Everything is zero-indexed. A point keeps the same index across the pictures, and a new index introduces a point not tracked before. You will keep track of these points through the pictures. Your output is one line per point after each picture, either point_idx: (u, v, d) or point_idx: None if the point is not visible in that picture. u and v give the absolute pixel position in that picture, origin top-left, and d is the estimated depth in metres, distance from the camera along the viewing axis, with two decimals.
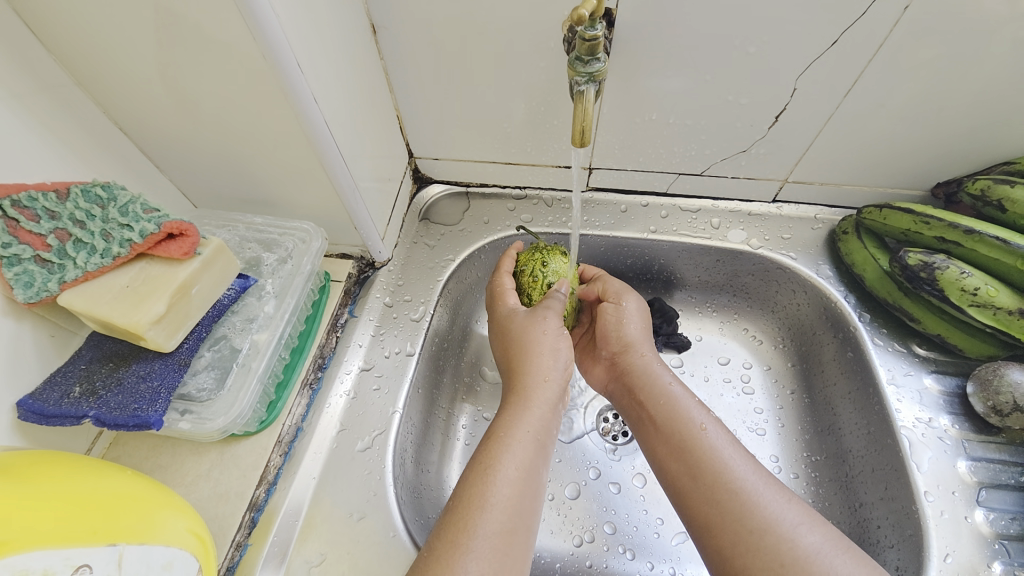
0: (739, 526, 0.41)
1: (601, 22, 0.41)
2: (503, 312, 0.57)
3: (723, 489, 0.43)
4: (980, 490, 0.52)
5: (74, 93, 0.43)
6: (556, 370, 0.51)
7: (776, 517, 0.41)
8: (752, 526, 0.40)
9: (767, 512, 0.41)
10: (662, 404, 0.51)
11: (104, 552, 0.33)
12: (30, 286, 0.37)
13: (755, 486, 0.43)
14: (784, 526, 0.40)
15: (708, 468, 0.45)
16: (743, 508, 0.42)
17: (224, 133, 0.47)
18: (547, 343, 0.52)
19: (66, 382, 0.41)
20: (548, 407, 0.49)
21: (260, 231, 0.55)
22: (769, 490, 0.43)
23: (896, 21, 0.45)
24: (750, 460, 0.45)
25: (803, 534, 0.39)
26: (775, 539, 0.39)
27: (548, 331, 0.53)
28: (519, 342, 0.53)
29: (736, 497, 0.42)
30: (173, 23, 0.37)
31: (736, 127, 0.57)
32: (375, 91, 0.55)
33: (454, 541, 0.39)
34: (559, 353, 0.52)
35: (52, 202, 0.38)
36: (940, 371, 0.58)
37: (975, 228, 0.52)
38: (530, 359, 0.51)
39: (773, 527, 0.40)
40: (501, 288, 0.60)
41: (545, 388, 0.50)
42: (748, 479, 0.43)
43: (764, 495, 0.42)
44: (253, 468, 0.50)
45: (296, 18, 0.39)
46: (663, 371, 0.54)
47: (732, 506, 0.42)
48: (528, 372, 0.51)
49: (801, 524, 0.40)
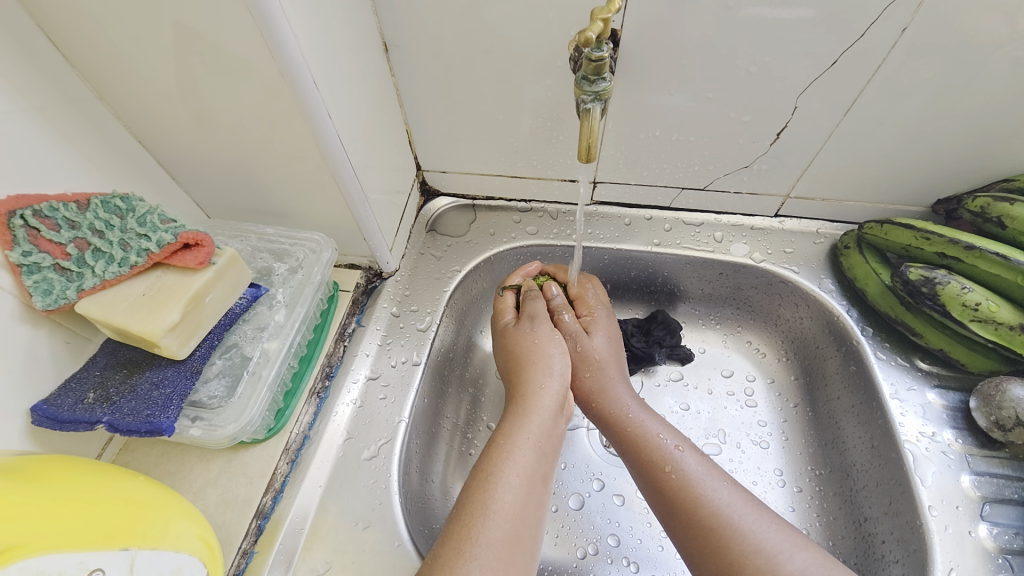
0: (721, 557, 0.41)
1: (607, 43, 0.43)
2: (500, 329, 0.60)
3: (700, 522, 0.43)
4: (984, 505, 0.52)
5: (96, 107, 0.45)
6: (552, 378, 0.52)
7: (757, 546, 0.41)
8: (731, 560, 0.41)
9: (747, 543, 0.41)
10: (634, 433, 0.51)
11: (117, 557, 0.34)
12: (49, 293, 0.38)
13: (734, 516, 0.43)
14: (765, 555, 0.40)
15: (682, 502, 0.45)
16: (725, 538, 0.42)
17: (239, 146, 0.48)
18: (542, 350, 0.54)
19: (80, 389, 0.42)
20: (548, 415, 0.50)
21: (272, 241, 0.56)
22: (750, 519, 0.43)
23: (894, 43, 0.46)
24: (732, 486, 0.46)
25: (783, 562, 0.39)
26: (755, 570, 0.40)
27: (540, 338, 0.55)
28: (521, 354, 0.55)
29: (714, 532, 0.42)
30: (198, 43, 0.38)
31: (739, 143, 0.58)
32: (386, 105, 0.57)
33: (458, 548, 0.39)
34: (554, 360, 0.53)
35: (73, 212, 0.40)
36: (943, 386, 0.58)
37: (976, 244, 0.52)
38: (530, 368, 0.53)
39: (753, 558, 0.40)
40: (502, 305, 0.62)
41: (543, 396, 0.50)
42: (726, 511, 0.43)
43: (744, 525, 0.42)
44: (260, 476, 0.50)
45: (314, 37, 0.41)
46: (625, 398, 0.54)
47: (711, 538, 0.42)
48: (527, 383, 0.52)
49: (782, 553, 0.40)
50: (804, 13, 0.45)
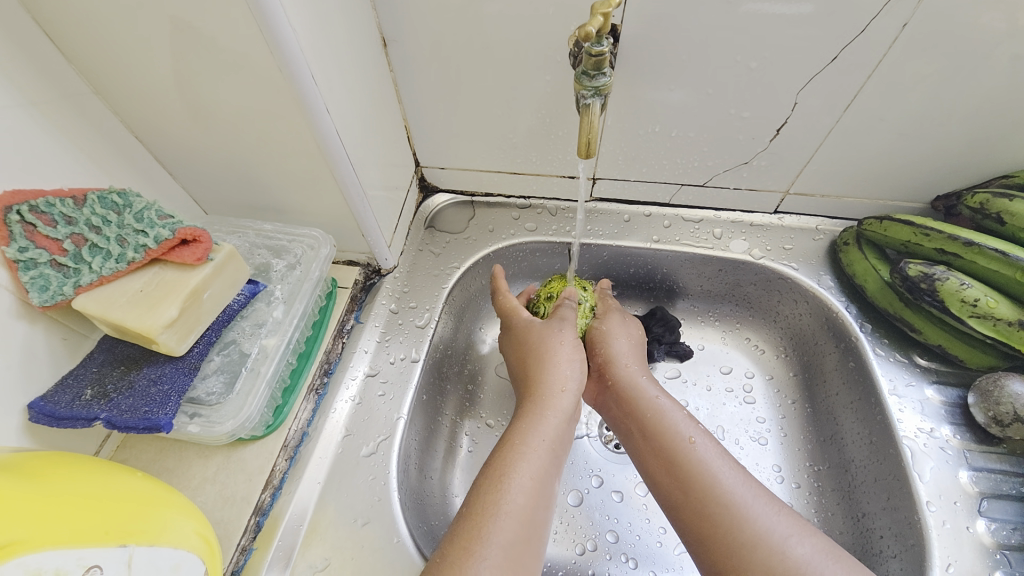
0: (730, 538, 0.41)
1: (607, 38, 0.42)
2: (517, 325, 0.59)
3: (712, 502, 0.43)
4: (981, 501, 0.52)
5: (92, 102, 0.44)
6: (571, 381, 0.52)
7: (768, 528, 0.41)
8: (742, 540, 0.41)
9: (757, 525, 0.41)
10: (650, 411, 0.51)
11: (115, 553, 0.34)
12: (45, 289, 0.38)
13: (744, 498, 0.43)
14: (775, 537, 0.40)
15: (694, 484, 0.45)
16: (734, 520, 0.42)
17: (238, 141, 0.48)
18: (564, 353, 0.54)
19: (78, 385, 0.42)
20: (563, 416, 0.50)
21: (270, 237, 0.56)
22: (760, 502, 0.43)
23: (894, 38, 0.46)
24: (740, 471, 0.46)
25: (794, 544, 0.40)
26: (765, 552, 0.40)
27: (566, 342, 0.55)
28: (539, 350, 0.55)
29: (726, 510, 0.43)
30: (195, 38, 0.38)
31: (738, 140, 0.58)
32: (384, 101, 0.56)
33: (467, 547, 0.39)
34: (574, 365, 0.53)
35: (69, 208, 0.40)
36: (941, 382, 0.58)
37: (975, 240, 0.52)
38: (546, 367, 0.53)
39: (763, 540, 0.40)
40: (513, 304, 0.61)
41: (562, 398, 0.51)
42: (736, 492, 0.43)
43: (754, 507, 0.42)
44: (259, 472, 0.50)
45: (312, 32, 0.41)
46: (647, 383, 0.54)
47: (720, 519, 0.42)
48: (542, 381, 0.52)
49: (792, 536, 0.41)
50: (803, 9, 0.45)
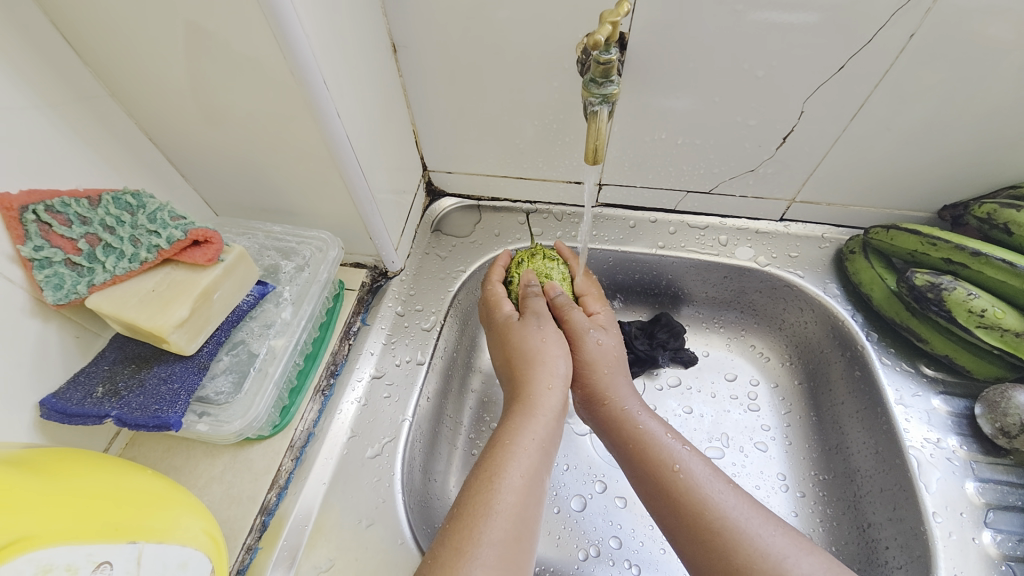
0: (725, 564, 0.41)
1: (615, 46, 0.43)
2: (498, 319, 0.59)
3: (706, 525, 0.43)
4: (988, 512, 0.52)
5: (108, 104, 0.45)
6: (557, 379, 0.52)
7: (764, 550, 0.41)
8: (738, 564, 0.41)
9: (753, 547, 0.41)
10: (639, 433, 0.51)
11: (124, 550, 0.34)
12: (59, 288, 0.39)
13: (739, 521, 0.43)
14: (771, 560, 0.40)
15: (688, 505, 0.45)
16: (730, 542, 0.42)
17: (248, 143, 0.48)
18: (549, 351, 0.54)
19: (89, 382, 0.42)
20: (552, 416, 0.50)
21: (279, 240, 0.57)
22: (756, 523, 0.43)
23: (902, 48, 0.46)
24: (735, 490, 0.46)
25: (790, 567, 0.39)
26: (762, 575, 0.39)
27: (546, 338, 0.54)
28: (525, 352, 0.54)
29: (719, 535, 0.42)
30: (209, 42, 0.39)
31: (745, 147, 0.58)
32: (394, 106, 0.57)
33: (460, 548, 0.39)
34: (557, 363, 0.53)
35: (84, 208, 0.40)
36: (948, 393, 0.58)
37: (982, 250, 0.52)
38: (535, 369, 0.52)
39: (759, 562, 0.40)
40: (496, 296, 0.61)
41: (548, 396, 0.50)
42: (731, 514, 0.43)
43: (750, 529, 0.42)
44: (264, 472, 0.50)
45: (325, 37, 0.41)
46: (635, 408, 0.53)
47: (718, 542, 0.42)
48: (532, 382, 0.51)
49: (789, 557, 0.40)
50: (811, 18, 0.45)
